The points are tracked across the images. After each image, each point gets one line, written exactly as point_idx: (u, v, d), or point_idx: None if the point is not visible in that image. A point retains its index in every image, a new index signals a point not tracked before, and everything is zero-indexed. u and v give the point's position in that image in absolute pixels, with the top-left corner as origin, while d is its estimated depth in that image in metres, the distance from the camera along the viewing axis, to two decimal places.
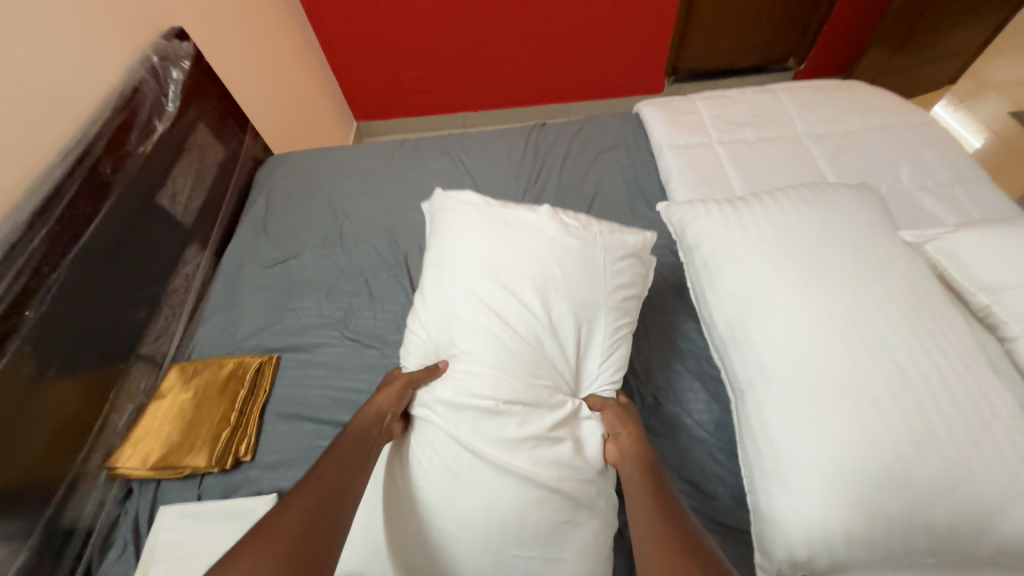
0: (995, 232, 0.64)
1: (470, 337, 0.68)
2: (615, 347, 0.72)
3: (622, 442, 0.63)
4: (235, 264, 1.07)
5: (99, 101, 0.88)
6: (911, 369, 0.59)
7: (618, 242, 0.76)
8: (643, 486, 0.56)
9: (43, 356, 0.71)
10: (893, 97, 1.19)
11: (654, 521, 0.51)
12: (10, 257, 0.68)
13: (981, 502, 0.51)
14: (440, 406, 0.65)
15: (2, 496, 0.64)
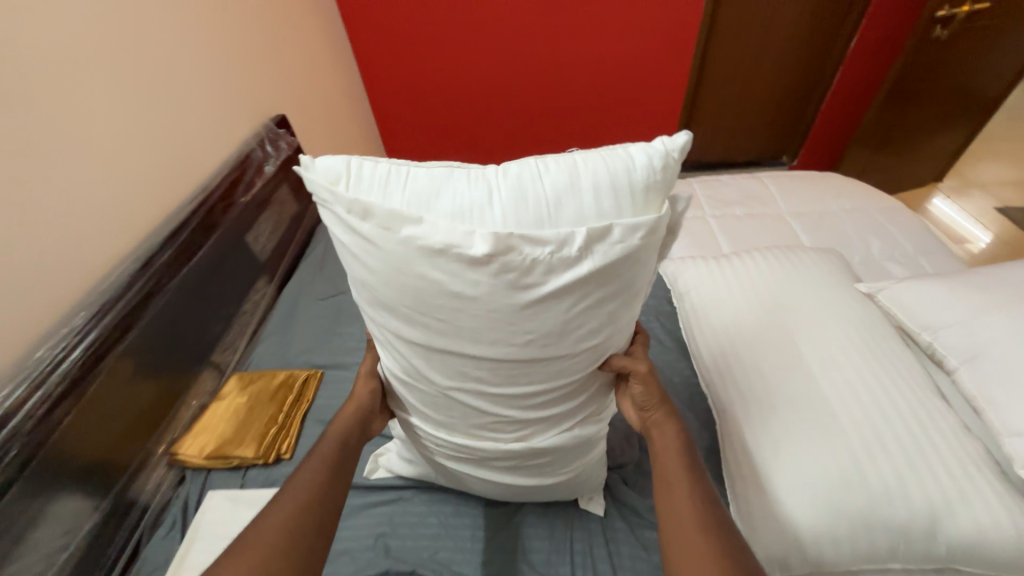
0: (932, 284, 0.77)
1: (444, 366, 0.56)
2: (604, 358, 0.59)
3: (660, 431, 0.63)
4: (294, 296, 1.26)
5: (221, 161, 1.15)
6: (864, 390, 0.70)
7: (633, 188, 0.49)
8: (682, 484, 0.57)
9: (144, 349, 0.88)
10: (863, 187, 1.39)
11: (688, 523, 0.54)
12: (150, 265, 0.89)
13: (931, 501, 0.59)
14: (431, 428, 0.67)
15: (93, 458, 0.77)
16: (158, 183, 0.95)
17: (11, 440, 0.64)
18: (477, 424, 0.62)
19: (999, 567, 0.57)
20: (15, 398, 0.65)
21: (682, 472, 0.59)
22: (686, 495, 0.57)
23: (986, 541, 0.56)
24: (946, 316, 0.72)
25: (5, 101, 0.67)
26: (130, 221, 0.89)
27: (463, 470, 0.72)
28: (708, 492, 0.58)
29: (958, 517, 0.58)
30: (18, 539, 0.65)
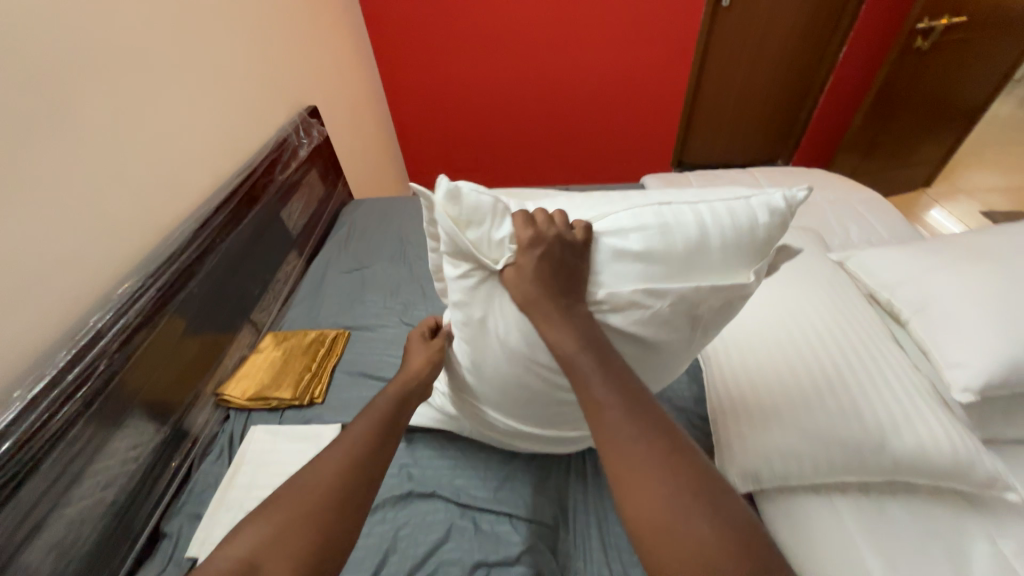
0: (891, 250, 0.89)
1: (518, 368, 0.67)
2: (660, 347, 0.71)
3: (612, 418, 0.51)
4: (321, 268, 1.37)
5: (261, 143, 1.28)
6: (829, 335, 0.80)
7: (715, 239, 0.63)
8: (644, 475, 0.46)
9: (199, 300, 1.00)
10: (848, 182, 1.50)
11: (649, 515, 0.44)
12: (205, 226, 1.02)
13: (879, 420, 0.69)
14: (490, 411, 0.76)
15: (158, 387, 0.88)
16: (207, 159, 1.09)
17: (100, 356, 0.76)
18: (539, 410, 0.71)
19: (938, 476, 0.67)
20: (106, 323, 0.78)
21: (602, 386, 0.53)
22: (653, 489, 0.45)
23: (927, 453, 0.66)
24: (902, 275, 0.83)
25: (92, 72, 0.80)
26: (187, 188, 1.02)
27: (507, 441, 0.81)
28: (684, 472, 0.46)
29: (904, 434, 0.68)
30: (101, 442, 0.76)
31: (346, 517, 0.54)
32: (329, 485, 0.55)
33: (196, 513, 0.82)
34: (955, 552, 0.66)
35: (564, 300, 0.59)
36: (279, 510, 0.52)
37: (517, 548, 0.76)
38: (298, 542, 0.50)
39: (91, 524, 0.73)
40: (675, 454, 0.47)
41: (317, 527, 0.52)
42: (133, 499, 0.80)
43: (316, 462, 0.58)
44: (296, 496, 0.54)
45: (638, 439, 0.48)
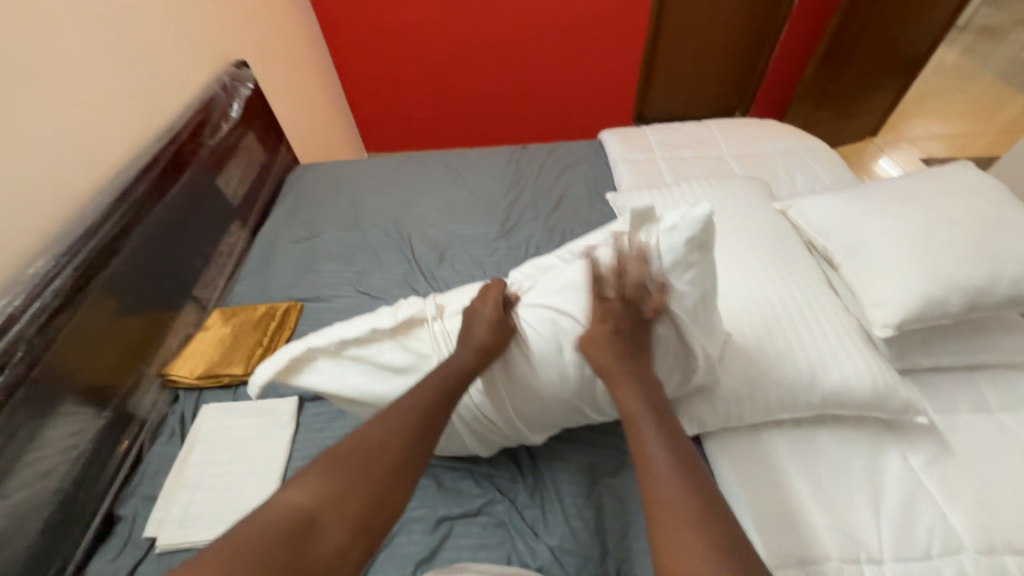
0: (827, 197, 0.92)
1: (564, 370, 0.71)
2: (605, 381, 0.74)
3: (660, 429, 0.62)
4: (269, 239, 1.31)
5: (185, 103, 1.17)
6: (769, 279, 0.84)
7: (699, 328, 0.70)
8: (680, 485, 0.55)
9: (128, 278, 0.93)
10: (797, 131, 1.53)
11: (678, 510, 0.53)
12: (125, 198, 0.93)
13: (808, 360, 0.74)
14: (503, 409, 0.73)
15: (93, 373, 0.83)
16: (118, 122, 0.98)
17: (16, 343, 0.70)
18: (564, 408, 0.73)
19: (859, 406, 0.73)
20: (17, 307, 0.72)
21: (655, 434, 0.61)
22: (690, 491, 0.55)
23: (850, 386, 0.72)
24: (837, 221, 0.87)
25: None
26: (99, 156, 0.93)
27: (483, 436, 0.76)
28: (700, 488, 0.55)
29: (830, 370, 0.73)
30: (33, 433, 0.72)
31: (395, 493, 0.57)
32: (386, 459, 0.58)
33: (150, 494, 0.81)
34: (871, 469, 0.74)
35: (636, 364, 0.67)
36: (333, 472, 0.56)
37: (478, 501, 0.79)
38: (354, 508, 0.54)
39: (33, 515, 0.71)
40: (698, 493, 0.55)
41: (367, 500, 0.55)
42: (79, 486, 0.77)
43: (371, 432, 0.61)
44: (351, 463, 0.57)
45: (672, 473, 0.56)
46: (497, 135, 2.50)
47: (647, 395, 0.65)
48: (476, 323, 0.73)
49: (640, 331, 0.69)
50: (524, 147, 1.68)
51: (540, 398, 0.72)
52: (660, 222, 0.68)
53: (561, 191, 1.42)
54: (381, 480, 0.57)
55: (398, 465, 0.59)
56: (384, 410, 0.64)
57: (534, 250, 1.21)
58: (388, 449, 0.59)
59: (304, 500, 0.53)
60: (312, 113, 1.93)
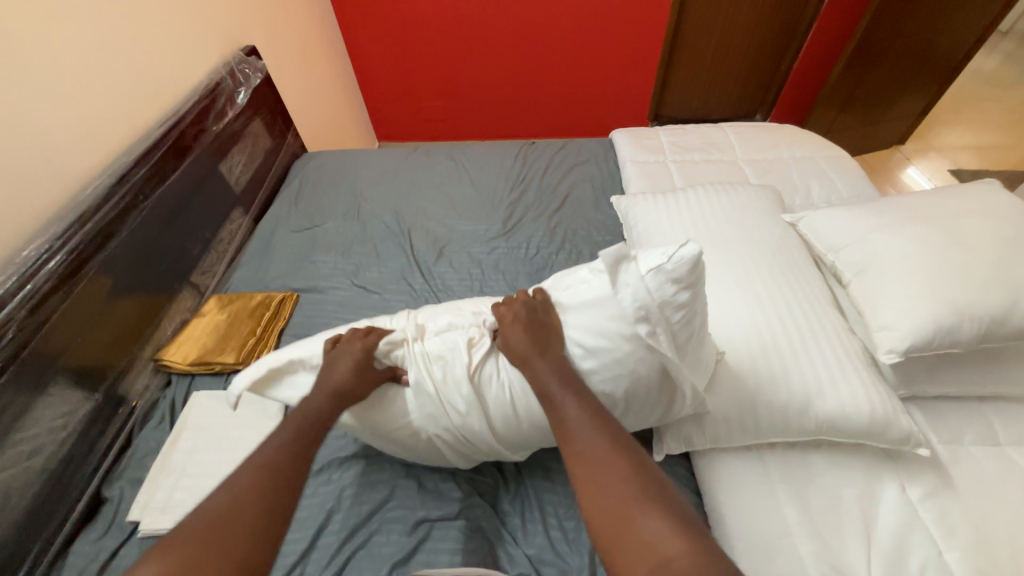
0: (840, 211, 0.88)
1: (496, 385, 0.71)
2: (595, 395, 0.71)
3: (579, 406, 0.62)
4: (270, 227, 1.31)
5: (191, 88, 1.17)
6: (770, 295, 0.80)
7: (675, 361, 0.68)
8: (601, 448, 0.57)
9: (124, 263, 0.93)
10: (817, 137, 1.47)
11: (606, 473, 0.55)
12: (123, 182, 0.93)
13: (806, 383, 0.71)
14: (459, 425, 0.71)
15: (84, 355, 0.84)
16: (120, 106, 0.98)
17: (7, 324, 0.71)
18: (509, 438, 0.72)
19: (856, 435, 0.69)
20: (8, 289, 0.72)
21: (571, 404, 0.62)
22: (609, 454, 0.56)
23: (847, 414, 0.68)
24: (847, 237, 0.83)
25: None
26: (100, 140, 0.93)
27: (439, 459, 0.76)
28: (619, 444, 0.57)
29: (827, 397, 0.70)
30: (21, 412, 0.73)
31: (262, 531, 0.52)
32: (248, 508, 0.53)
33: (137, 477, 0.82)
34: (865, 499, 0.71)
35: (541, 343, 0.68)
36: (185, 539, 0.49)
37: (457, 505, 0.77)
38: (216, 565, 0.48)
39: (18, 494, 0.72)
40: (620, 448, 0.57)
41: (232, 556, 0.49)
42: (67, 466, 0.79)
43: (223, 494, 0.54)
44: (205, 526, 0.51)
45: (589, 434, 0.58)
46: (509, 128, 2.46)
47: (553, 362, 0.66)
48: (337, 363, 0.71)
49: (542, 318, 0.71)
50: (533, 143, 1.65)
51: (471, 427, 0.71)
52: (639, 264, 0.67)
53: (567, 190, 1.39)
54: (246, 529, 0.51)
55: (262, 509, 0.53)
56: (239, 469, 0.57)
57: (534, 250, 1.19)
58: (244, 507, 0.53)
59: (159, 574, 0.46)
60: (322, 100, 1.93)
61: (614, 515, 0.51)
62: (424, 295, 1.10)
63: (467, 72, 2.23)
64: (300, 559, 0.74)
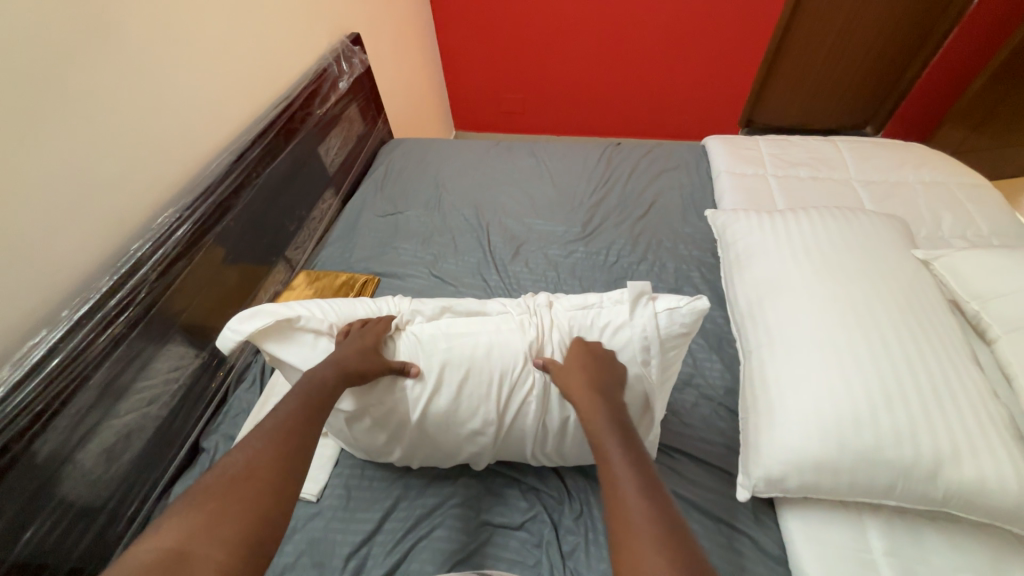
0: (992, 253, 0.76)
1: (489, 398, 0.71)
2: None
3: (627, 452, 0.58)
4: (356, 210, 1.36)
5: (302, 73, 1.23)
6: (895, 344, 0.71)
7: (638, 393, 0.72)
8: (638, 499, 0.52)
9: (235, 234, 1.01)
10: (951, 160, 1.29)
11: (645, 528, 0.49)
12: (240, 161, 1.00)
13: (936, 452, 0.62)
14: (446, 421, 0.72)
15: (195, 320, 0.92)
16: (242, 87, 1.05)
17: (141, 284, 0.79)
18: (491, 446, 0.74)
19: (992, 514, 0.60)
20: (145, 252, 0.80)
21: (619, 448, 0.58)
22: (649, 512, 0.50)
23: (985, 491, 0.59)
24: (1001, 286, 0.71)
25: None
26: (224, 119, 1.00)
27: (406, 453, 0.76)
28: (670, 512, 0.51)
29: (963, 466, 0.61)
30: (144, 363, 0.81)
31: (280, 501, 0.52)
32: (261, 475, 0.53)
33: (230, 434, 0.89)
34: None
35: (600, 384, 0.67)
36: (198, 504, 0.49)
37: (521, 515, 0.78)
38: (234, 525, 0.48)
39: (137, 435, 0.80)
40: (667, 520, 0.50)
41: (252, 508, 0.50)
42: (175, 415, 0.87)
43: (238, 455, 0.54)
44: (221, 485, 0.51)
45: (626, 473, 0.55)
46: (588, 126, 2.40)
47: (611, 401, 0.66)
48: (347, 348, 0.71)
49: (607, 363, 0.70)
50: (618, 144, 1.58)
51: (457, 426, 0.72)
52: (656, 303, 0.73)
53: (652, 198, 1.32)
54: (259, 490, 0.51)
55: (277, 477, 0.53)
56: (252, 432, 0.57)
57: (614, 258, 1.15)
58: (260, 471, 0.53)
59: (166, 537, 0.46)
60: (411, 88, 1.98)
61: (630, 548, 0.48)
62: (498, 292, 1.10)
63: (552, 65, 2.18)
64: (366, 539, 0.77)
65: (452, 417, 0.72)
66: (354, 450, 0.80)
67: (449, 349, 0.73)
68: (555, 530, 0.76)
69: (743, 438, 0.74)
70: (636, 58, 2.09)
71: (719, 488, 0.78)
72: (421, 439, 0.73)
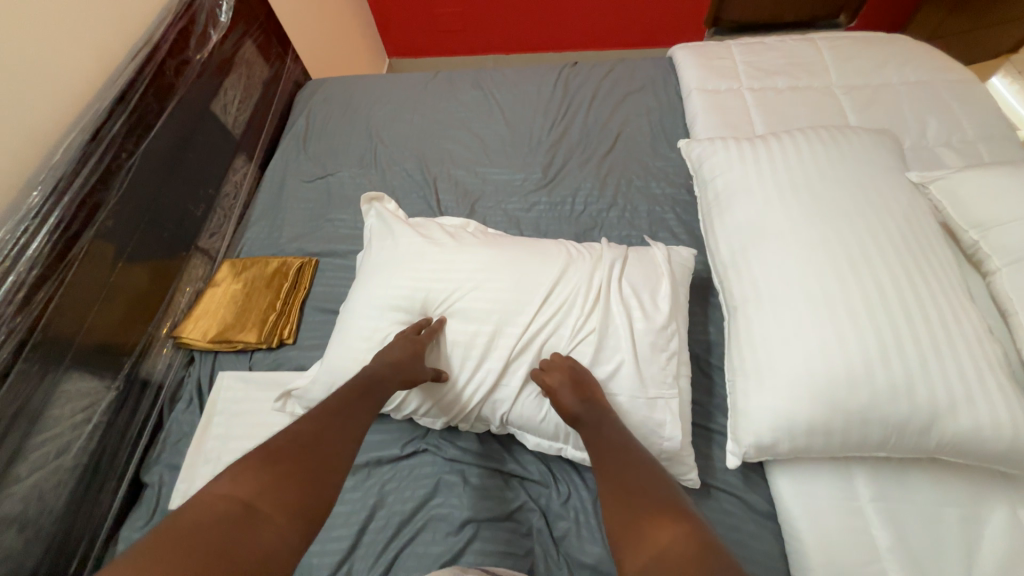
0: (995, 172, 0.68)
1: (465, 303, 0.74)
2: (555, 319, 0.72)
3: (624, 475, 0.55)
4: (278, 176, 1.16)
5: (162, 5, 0.95)
6: (892, 292, 0.64)
7: (582, 307, 0.73)
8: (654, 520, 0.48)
9: (122, 234, 0.82)
10: (934, 52, 1.17)
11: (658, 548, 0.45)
12: (97, 140, 0.78)
13: (932, 406, 0.58)
14: (455, 341, 0.73)
15: (94, 346, 0.77)
16: (75, 33, 0.78)
17: None
18: (493, 390, 0.72)
19: (983, 458, 0.59)
20: None
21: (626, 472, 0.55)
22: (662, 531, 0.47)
23: (979, 439, 0.57)
24: (1003, 211, 0.65)
25: None
26: (64, 85, 0.76)
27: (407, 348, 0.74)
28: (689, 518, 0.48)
29: (959, 416, 0.58)
30: (37, 412, 0.67)
31: (335, 477, 0.52)
32: (318, 451, 0.53)
33: (175, 464, 0.80)
34: (971, 523, 0.62)
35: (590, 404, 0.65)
36: (271, 463, 0.50)
37: (507, 507, 0.73)
38: (296, 492, 0.48)
39: (54, 491, 0.69)
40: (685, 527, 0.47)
41: (305, 491, 0.49)
42: (99, 457, 0.75)
43: (304, 426, 0.55)
44: (288, 450, 0.52)
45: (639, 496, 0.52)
46: (538, 41, 2.10)
47: (597, 423, 0.63)
48: (393, 349, 0.69)
49: (586, 379, 0.67)
50: (574, 63, 1.37)
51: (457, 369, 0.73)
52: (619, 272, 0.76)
53: (617, 128, 1.17)
54: (308, 470, 0.51)
55: (333, 447, 0.55)
56: (310, 412, 0.59)
57: (580, 208, 1.03)
58: (309, 453, 0.52)
59: (237, 489, 0.47)
60: (322, 11, 1.63)
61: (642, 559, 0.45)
62: None
63: None
64: (347, 556, 0.71)
65: (441, 363, 0.73)
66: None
67: (396, 269, 0.78)
68: (544, 516, 0.73)
69: (730, 401, 0.70)
70: None
71: (708, 451, 0.75)
72: (479, 420, 0.76)
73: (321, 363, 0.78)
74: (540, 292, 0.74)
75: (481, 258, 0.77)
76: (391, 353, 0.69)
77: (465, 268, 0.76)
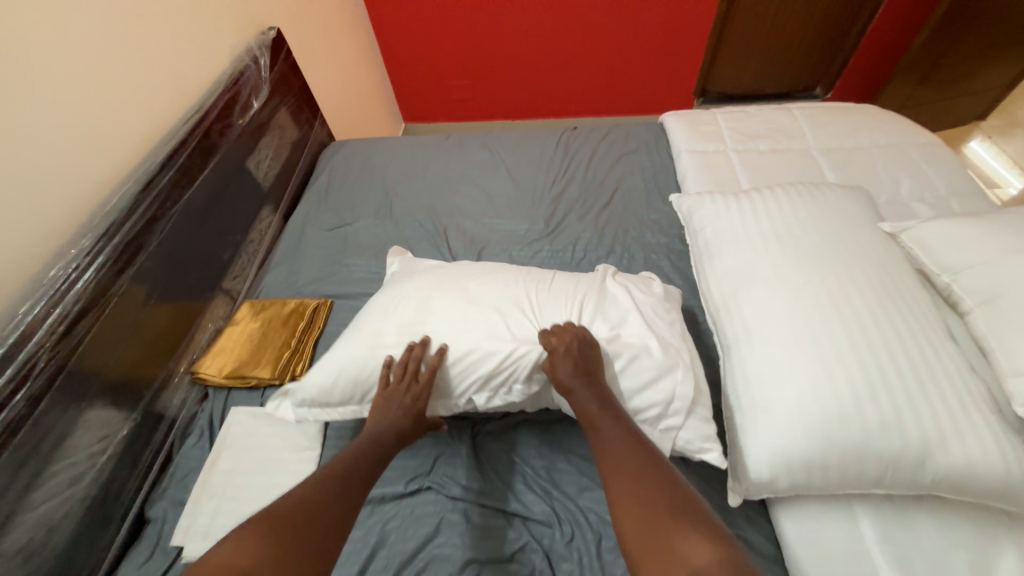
0: (959, 222, 0.74)
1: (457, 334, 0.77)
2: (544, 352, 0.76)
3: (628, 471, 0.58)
4: (300, 225, 1.25)
5: (214, 79, 1.09)
6: (873, 329, 0.69)
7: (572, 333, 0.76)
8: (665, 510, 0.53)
9: (156, 274, 0.89)
10: (901, 120, 1.29)
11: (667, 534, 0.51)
12: (148, 190, 0.88)
13: (922, 440, 0.60)
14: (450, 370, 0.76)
15: (118, 379, 0.81)
16: (138, 100, 0.90)
17: (38, 351, 0.68)
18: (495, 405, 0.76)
19: (979, 494, 0.60)
20: (37, 313, 0.69)
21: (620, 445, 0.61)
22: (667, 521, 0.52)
23: (971, 473, 0.59)
24: (971, 257, 0.70)
25: None
26: (123, 145, 0.87)
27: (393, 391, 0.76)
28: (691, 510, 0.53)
29: (950, 450, 0.60)
30: (58, 441, 0.70)
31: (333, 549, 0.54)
32: (317, 519, 0.55)
33: (179, 500, 0.80)
34: (981, 568, 0.61)
35: (591, 378, 0.69)
36: (269, 535, 0.52)
37: (509, 548, 0.73)
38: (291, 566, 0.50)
39: (61, 522, 0.70)
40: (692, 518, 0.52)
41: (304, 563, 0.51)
42: (107, 491, 0.77)
43: (306, 491, 0.58)
44: (286, 521, 0.54)
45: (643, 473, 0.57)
46: (541, 109, 2.30)
47: (591, 393, 0.67)
48: (391, 405, 0.72)
49: (593, 347, 0.71)
50: (574, 128, 1.50)
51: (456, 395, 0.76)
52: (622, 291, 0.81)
53: (614, 184, 1.27)
54: (307, 541, 0.53)
55: (328, 519, 0.56)
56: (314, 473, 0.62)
57: (581, 255, 1.10)
58: (308, 523, 0.54)
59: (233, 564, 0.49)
60: (348, 83, 1.82)
61: (641, 515, 0.53)
62: None
63: (498, 48, 2.06)
64: None
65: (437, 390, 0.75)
66: (325, 406, 0.79)
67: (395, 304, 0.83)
68: (547, 558, 0.72)
69: (728, 438, 0.72)
70: (584, 34, 1.99)
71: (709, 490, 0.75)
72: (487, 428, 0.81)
73: (320, 360, 0.81)
74: (544, 303, 0.79)
75: (480, 286, 0.82)
76: (385, 415, 0.71)
77: (475, 283, 0.83)
